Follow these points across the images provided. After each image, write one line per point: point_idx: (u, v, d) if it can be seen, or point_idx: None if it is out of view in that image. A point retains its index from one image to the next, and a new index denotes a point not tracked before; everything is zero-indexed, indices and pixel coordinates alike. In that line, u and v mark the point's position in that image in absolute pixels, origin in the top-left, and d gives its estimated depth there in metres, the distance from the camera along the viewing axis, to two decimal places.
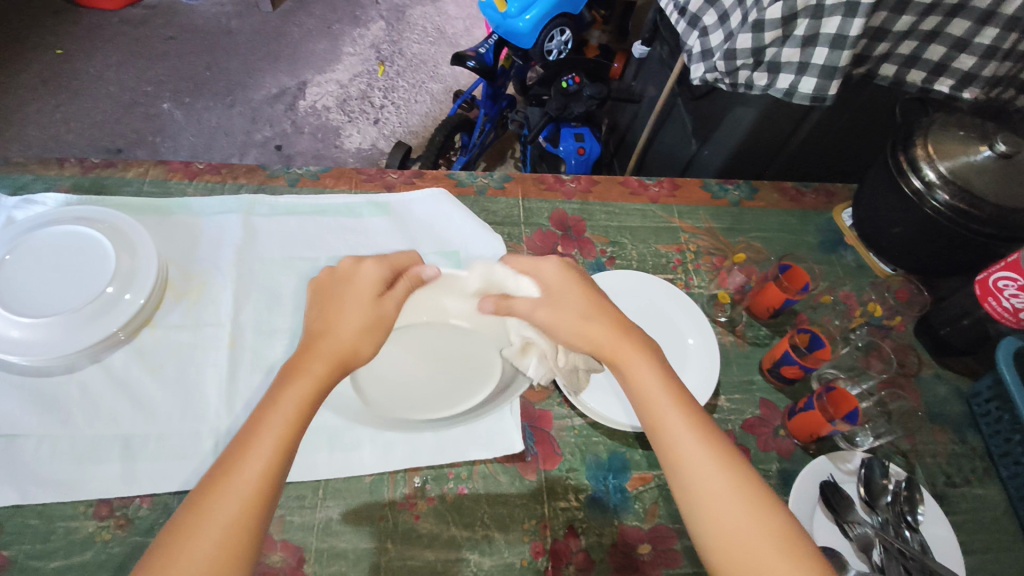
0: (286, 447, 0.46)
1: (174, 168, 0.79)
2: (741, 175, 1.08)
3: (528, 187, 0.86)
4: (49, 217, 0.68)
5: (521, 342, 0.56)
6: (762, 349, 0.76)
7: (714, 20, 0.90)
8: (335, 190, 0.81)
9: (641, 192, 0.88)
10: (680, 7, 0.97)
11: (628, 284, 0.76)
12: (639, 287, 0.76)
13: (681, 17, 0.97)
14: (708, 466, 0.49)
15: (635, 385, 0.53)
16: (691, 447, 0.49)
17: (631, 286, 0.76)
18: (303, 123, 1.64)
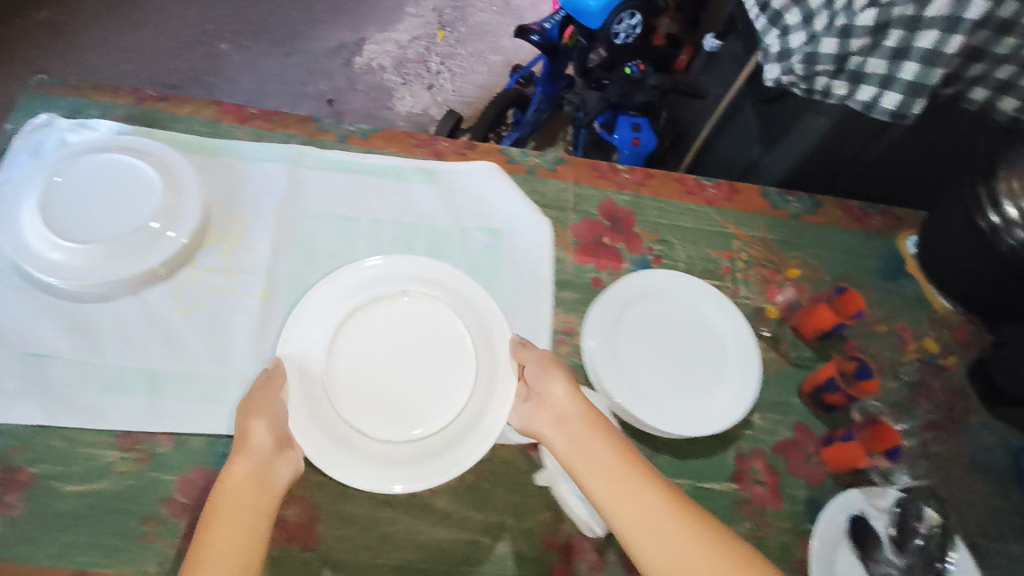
0: (255, 508, 0.48)
1: (227, 110, 0.77)
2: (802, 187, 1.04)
3: (581, 172, 0.83)
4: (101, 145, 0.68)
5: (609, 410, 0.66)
6: (803, 371, 0.73)
7: (797, 20, 0.84)
8: (384, 151, 0.79)
9: (697, 192, 0.85)
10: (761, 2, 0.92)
11: (671, 284, 0.72)
12: (683, 288, 0.72)
13: (762, 14, 0.92)
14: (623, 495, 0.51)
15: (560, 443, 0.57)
16: (643, 502, 0.50)
17: (674, 288, 0.72)
18: (358, 80, 1.62)
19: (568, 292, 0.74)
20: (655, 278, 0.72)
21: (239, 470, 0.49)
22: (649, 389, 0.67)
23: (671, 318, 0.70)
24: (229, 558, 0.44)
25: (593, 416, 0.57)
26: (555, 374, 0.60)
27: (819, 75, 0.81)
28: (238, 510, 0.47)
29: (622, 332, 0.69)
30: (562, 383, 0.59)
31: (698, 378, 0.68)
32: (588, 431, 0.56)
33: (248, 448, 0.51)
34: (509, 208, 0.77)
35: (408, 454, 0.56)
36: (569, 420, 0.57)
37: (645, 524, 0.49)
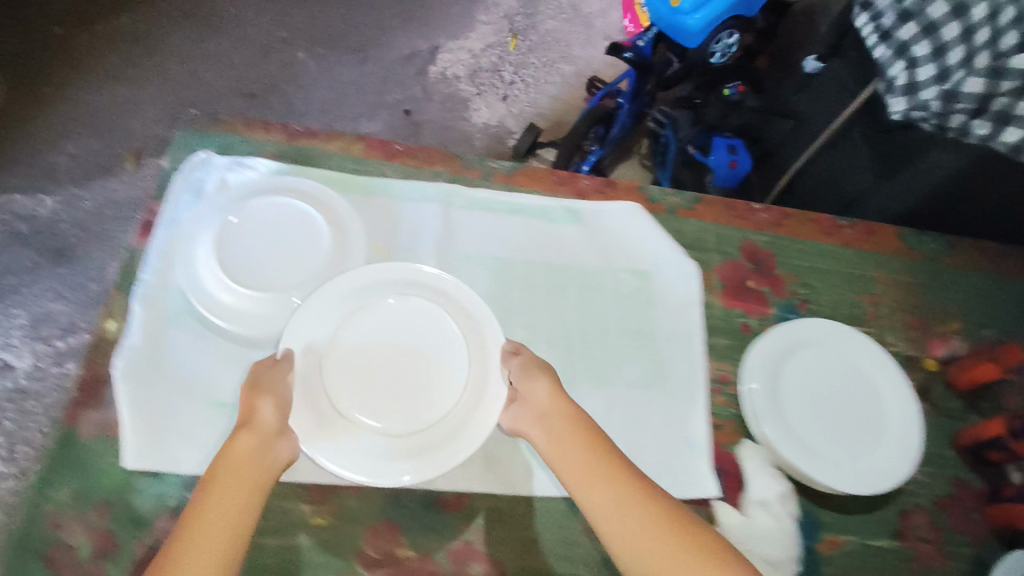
0: (254, 483, 0.49)
1: (372, 145, 0.77)
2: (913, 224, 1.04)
3: (720, 212, 0.82)
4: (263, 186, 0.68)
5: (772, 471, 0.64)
6: (955, 422, 0.72)
7: (925, 52, 0.88)
8: (527, 190, 0.78)
9: (835, 232, 0.84)
10: (884, 30, 0.96)
11: (828, 334, 0.71)
12: (841, 339, 0.71)
13: (886, 42, 0.95)
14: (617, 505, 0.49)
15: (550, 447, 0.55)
16: (612, 500, 0.50)
17: (831, 338, 0.71)
18: (433, 91, 1.61)
19: (719, 338, 0.73)
20: (812, 327, 0.72)
21: (243, 444, 0.50)
22: (812, 439, 0.66)
23: (830, 369, 0.70)
24: (220, 529, 0.45)
25: (576, 414, 0.56)
26: (540, 378, 0.58)
27: (956, 112, 0.84)
28: (236, 481, 0.48)
29: (782, 381, 0.69)
30: (547, 385, 0.58)
31: (860, 430, 0.67)
32: (571, 430, 0.55)
33: (253, 425, 0.52)
34: (655, 250, 0.76)
35: (397, 448, 0.57)
36: (551, 419, 0.56)
37: (623, 522, 0.48)
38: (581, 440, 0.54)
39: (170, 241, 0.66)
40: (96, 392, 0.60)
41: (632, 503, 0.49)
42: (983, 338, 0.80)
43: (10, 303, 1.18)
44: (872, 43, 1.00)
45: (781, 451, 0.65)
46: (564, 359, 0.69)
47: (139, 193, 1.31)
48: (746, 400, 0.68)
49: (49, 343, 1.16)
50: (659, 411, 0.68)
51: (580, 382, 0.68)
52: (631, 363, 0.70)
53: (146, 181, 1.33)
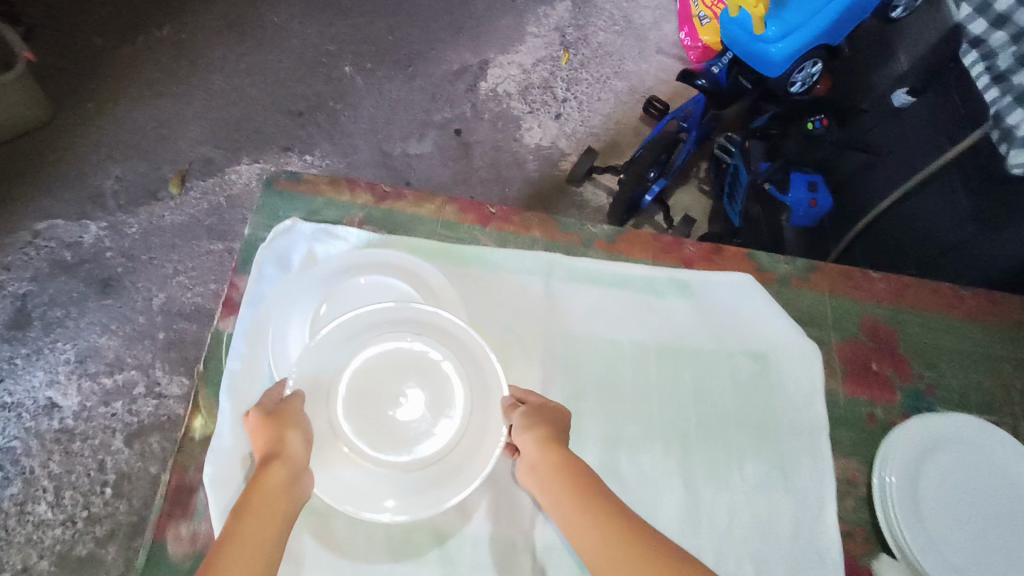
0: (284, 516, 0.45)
1: (466, 208, 0.71)
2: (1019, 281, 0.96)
3: (834, 282, 0.75)
4: (354, 262, 0.62)
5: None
6: None
7: None
8: (631, 259, 0.72)
9: (955, 304, 0.76)
10: (997, 73, 0.90)
11: (971, 431, 0.65)
12: (985, 438, 0.65)
13: (999, 86, 0.90)
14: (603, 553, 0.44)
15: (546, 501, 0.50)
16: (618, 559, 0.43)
17: (975, 436, 0.65)
18: (484, 108, 1.54)
19: (844, 431, 0.67)
20: (953, 423, 0.65)
21: (276, 474, 0.47)
22: (956, 551, 0.60)
23: (974, 472, 0.63)
24: (250, 554, 0.42)
25: (566, 462, 0.50)
26: (527, 427, 0.53)
27: None
28: (269, 511, 0.45)
29: (921, 482, 0.63)
30: (530, 435, 0.52)
31: (1007, 545, 0.61)
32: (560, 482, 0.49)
33: (286, 457, 0.49)
34: (771, 329, 0.70)
35: (383, 481, 0.57)
36: (539, 472, 0.51)
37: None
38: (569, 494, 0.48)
39: (257, 321, 0.60)
40: (185, 503, 0.55)
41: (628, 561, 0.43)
42: None
43: (56, 337, 1.14)
44: (982, 86, 0.93)
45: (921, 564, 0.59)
46: (681, 455, 0.63)
47: (186, 220, 1.26)
48: (881, 495, 0.63)
49: (95, 381, 1.12)
50: (785, 518, 0.62)
51: (700, 482, 0.62)
52: (752, 460, 0.64)
53: (192, 207, 1.28)
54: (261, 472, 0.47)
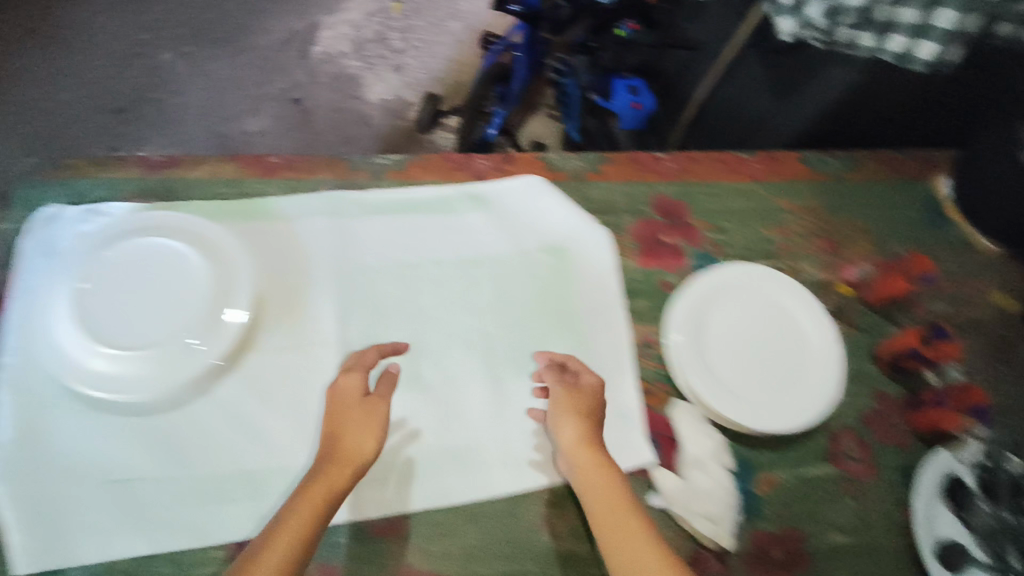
0: (319, 517, 0.49)
1: (247, 164, 0.70)
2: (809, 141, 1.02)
3: (625, 168, 0.79)
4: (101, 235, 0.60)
5: (716, 445, 0.65)
6: (874, 338, 0.75)
7: None
8: (423, 182, 0.74)
9: (740, 168, 0.83)
10: None
11: (743, 272, 0.72)
12: (756, 276, 0.72)
13: None
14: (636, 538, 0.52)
15: (584, 480, 0.57)
16: (631, 531, 0.52)
17: (746, 277, 0.72)
18: (320, 72, 1.52)
19: (641, 301, 0.72)
20: (727, 270, 0.71)
21: (336, 472, 0.52)
22: (739, 385, 0.67)
23: (749, 310, 0.70)
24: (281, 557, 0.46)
25: (600, 456, 0.57)
26: (568, 419, 0.59)
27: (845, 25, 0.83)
28: (312, 508, 0.49)
29: (705, 331, 0.69)
30: (574, 429, 0.59)
31: (782, 368, 0.69)
32: (591, 472, 0.56)
33: (350, 457, 0.53)
34: (562, 222, 0.74)
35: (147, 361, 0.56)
36: (577, 449, 0.58)
37: (627, 548, 0.51)
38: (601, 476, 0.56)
39: (25, 318, 0.59)
40: None
41: (639, 535, 0.52)
42: (894, 253, 0.81)
43: None
44: None
45: (716, 405, 0.65)
46: (485, 357, 0.66)
47: None
48: (674, 354, 0.67)
49: None
50: None
51: (507, 378, 0.66)
52: (555, 346, 0.68)
53: None
54: (326, 467, 0.52)
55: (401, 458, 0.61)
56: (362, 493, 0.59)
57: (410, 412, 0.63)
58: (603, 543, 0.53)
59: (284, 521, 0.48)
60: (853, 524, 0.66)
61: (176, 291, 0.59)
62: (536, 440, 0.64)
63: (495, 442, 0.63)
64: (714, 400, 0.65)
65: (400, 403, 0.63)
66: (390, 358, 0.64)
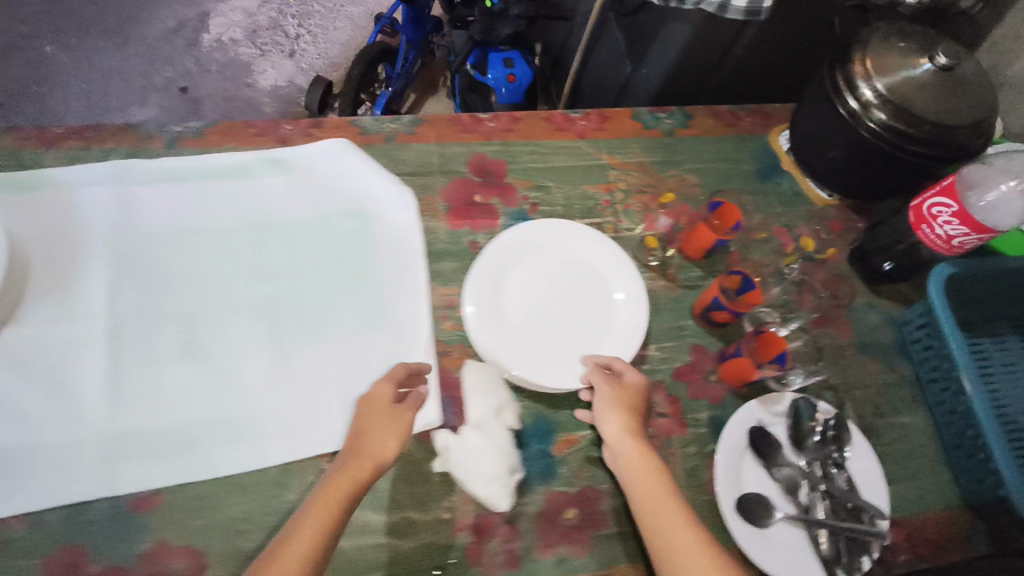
0: (332, 522, 0.50)
1: (26, 134, 0.68)
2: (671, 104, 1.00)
3: (443, 130, 0.77)
4: None
5: (499, 405, 0.62)
6: (694, 293, 0.73)
7: None
8: (221, 148, 0.71)
9: (568, 127, 0.81)
10: None
11: (543, 230, 0.70)
12: (557, 233, 0.70)
13: None
14: (667, 522, 0.54)
15: (626, 465, 0.58)
16: (666, 517, 0.54)
17: (546, 235, 0.70)
18: (209, 60, 1.48)
19: (446, 262, 0.70)
20: (526, 230, 0.69)
21: (356, 470, 0.52)
22: (543, 347, 0.65)
23: (551, 268, 0.69)
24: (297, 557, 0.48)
25: (644, 448, 0.59)
26: (614, 412, 0.60)
27: None
28: (327, 507, 0.50)
29: (504, 296, 0.66)
30: (618, 420, 0.59)
31: (587, 323, 0.67)
32: (639, 461, 0.58)
33: (376, 460, 0.53)
34: (366, 186, 0.72)
35: None
36: (616, 435, 0.59)
37: (655, 511, 0.55)
38: (641, 466, 0.57)
39: None
40: None
41: (672, 520, 0.54)
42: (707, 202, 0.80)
43: None
44: None
45: (517, 373, 0.63)
46: (269, 324, 0.64)
47: None
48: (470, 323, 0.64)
49: None
50: (381, 355, 0.64)
51: (291, 344, 0.63)
52: (348, 310, 0.66)
53: None
54: (353, 464, 0.53)
55: (163, 431, 0.58)
56: (117, 468, 0.56)
57: (180, 382, 0.60)
58: (642, 525, 0.55)
59: (308, 519, 0.50)
60: None
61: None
62: (316, 408, 0.61)
63: (270, 410, 0.60)
64: (516, 368, 0.63)
65: (170, 373, 0.60)
66: (163, 328, 0.62)
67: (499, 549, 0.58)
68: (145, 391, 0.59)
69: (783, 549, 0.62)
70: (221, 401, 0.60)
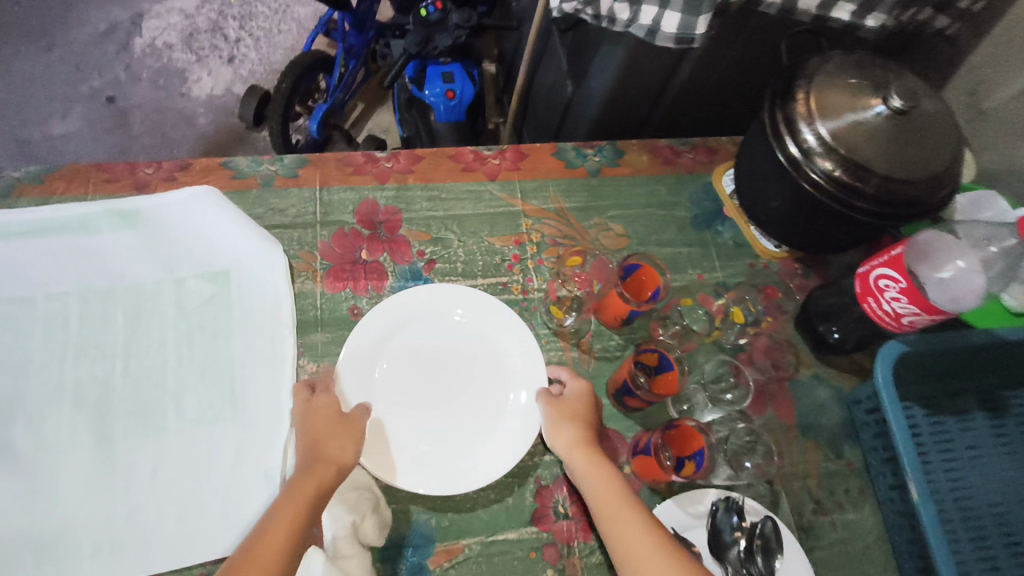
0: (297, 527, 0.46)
1: None
2: (612, 135, 0.89)
3: (329, 172, 0.69)
4: None
5: (349, 527, 0.51)
6: (611, 365, 0.64)
7: None
8: (65, 198, 0.63)
9: (477, 166, 0.72)
10: None
11: (419, 299, 0.60)
12: (437, 301, 0.60)
13: None
14: (636, 534, 0.48)
15: (586, 476, 0.53)
16: (629, 526, 0.49)
17: (423, 306, 0.60)
18: (141, 66, 1.38)
19: (318, 333, 0.61)
20: (399, 302, 0.59)
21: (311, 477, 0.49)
22: (433, 449, 0.55)
23: (433, 347, 0.59)
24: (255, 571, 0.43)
25: (601, 460, 0.53)
26: (563, 424, 0.55)
27: None
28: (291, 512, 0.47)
29: (379, 391, 0.57)
30: (567, 430, 0.54)
31: (479, 410, 0.58)
32: (597, 476, 0.52)
33: (338, 465, 0.50)
34: (230, 241, 0.62)
35: None
36: (569, 446, 0.54)
37: (620, 522, 0.49)
38: (600, 476, 0.52)
39: None
40: None
41: (634, 530, 0.48)
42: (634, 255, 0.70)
43: None
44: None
45: (406, 487, 0.53)
46: (97, 412, 0.55)
47: None
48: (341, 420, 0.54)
49: None
50: (225, 449, 0.55)
51: (120, 436, 0.54)
52: (191, 394, 0.57)
53: None
54: (310, 469, 0.49)
55: None
56: None
57: None
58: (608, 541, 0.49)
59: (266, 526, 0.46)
60: None
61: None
62: (143, 515, 0.52)
63: (87, 519, 0.51)
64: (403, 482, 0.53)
65: None
66: None
67: None
68: None
69: None
70: (31, 508, 0.51)
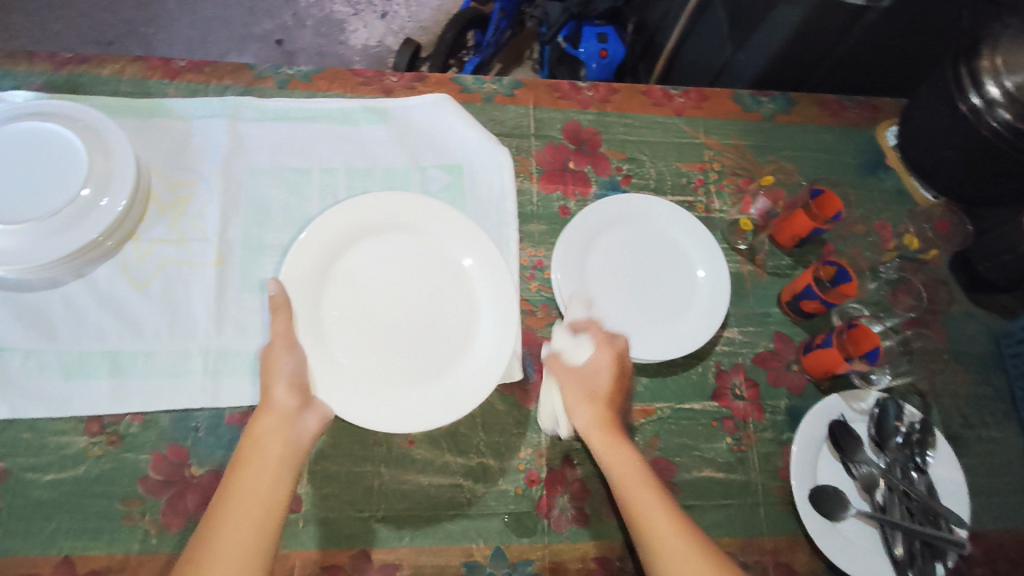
0: (279, 478, 0.51)
1: (153, 66, 0.72)
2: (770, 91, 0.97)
3: (540, 95, 0.78)
4: (18, 112, 0.60)
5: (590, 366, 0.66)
6: (781, 280, 0.73)
7: None
8: (328, 94, 0.74)
9: (665, 103, 0.80)
10: None
11: (358, 214, 0.60)
12: (386, 221, 0.61)
13: None
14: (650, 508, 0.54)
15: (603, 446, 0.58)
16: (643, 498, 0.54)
17: (366, 224, 0.60)
18: (306, 15, 1.52)
19: (535, 224, 0.71)
20: (336, 218, 0.59)
21: (267, 425, 0.53)
22: (389, 381, 0.57)
23: (385, 268, 0.61)
24: (247, 515, 0.48)
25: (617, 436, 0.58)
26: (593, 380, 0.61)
27: None
28: (264, 466, 0.51)
29: (328, 315, 0.58)
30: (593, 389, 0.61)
31: (450, 338, 0.60)
32: (607, 444, 0.58)
33: (277, 410, 0.54)
34: (464, 141, 0.73)
35: (32, 246, 0.56)
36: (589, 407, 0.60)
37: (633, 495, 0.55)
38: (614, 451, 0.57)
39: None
40: None
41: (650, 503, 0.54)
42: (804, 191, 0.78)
43: None
44: None
45: (355, 419, 0.53)
46: None
47: None
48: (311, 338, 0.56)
49: None
50: None
51: None
52: None
53: None
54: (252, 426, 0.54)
55: (261, 353, 0.61)
56: (220, 384, 0.60)
57: None
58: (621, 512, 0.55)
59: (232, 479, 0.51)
60: (728, 462, 0.65)
61: (59, 178, 0.58)
62: None
63: None
64: (357, 412, 0.54)
65: (271, 302, 0.64)
66: (268, 257, 0.65)
67: (568, 506, 0.62)
68: (247, 310, 0.63)
69: (853, 546, 0.61)
70: None
